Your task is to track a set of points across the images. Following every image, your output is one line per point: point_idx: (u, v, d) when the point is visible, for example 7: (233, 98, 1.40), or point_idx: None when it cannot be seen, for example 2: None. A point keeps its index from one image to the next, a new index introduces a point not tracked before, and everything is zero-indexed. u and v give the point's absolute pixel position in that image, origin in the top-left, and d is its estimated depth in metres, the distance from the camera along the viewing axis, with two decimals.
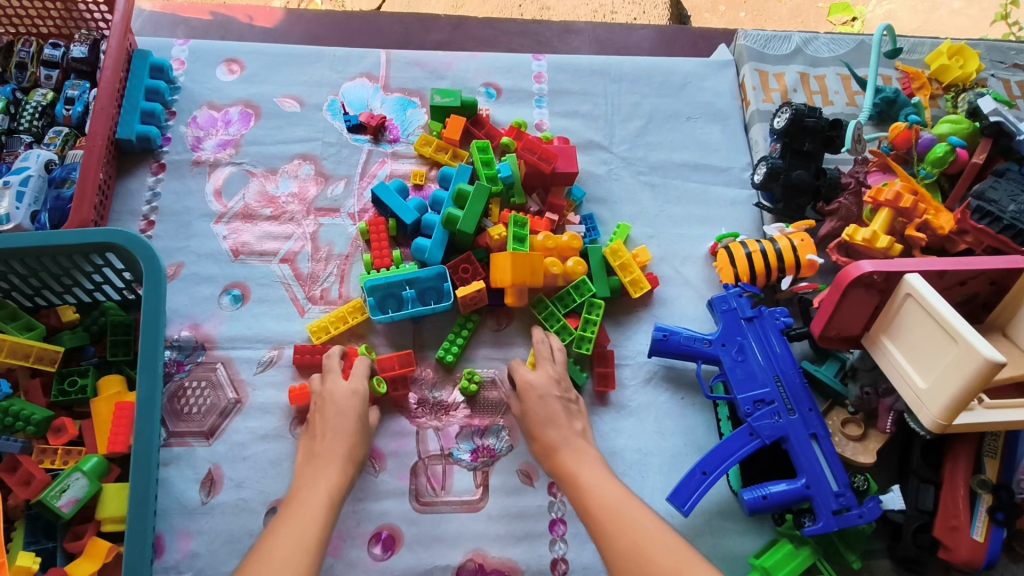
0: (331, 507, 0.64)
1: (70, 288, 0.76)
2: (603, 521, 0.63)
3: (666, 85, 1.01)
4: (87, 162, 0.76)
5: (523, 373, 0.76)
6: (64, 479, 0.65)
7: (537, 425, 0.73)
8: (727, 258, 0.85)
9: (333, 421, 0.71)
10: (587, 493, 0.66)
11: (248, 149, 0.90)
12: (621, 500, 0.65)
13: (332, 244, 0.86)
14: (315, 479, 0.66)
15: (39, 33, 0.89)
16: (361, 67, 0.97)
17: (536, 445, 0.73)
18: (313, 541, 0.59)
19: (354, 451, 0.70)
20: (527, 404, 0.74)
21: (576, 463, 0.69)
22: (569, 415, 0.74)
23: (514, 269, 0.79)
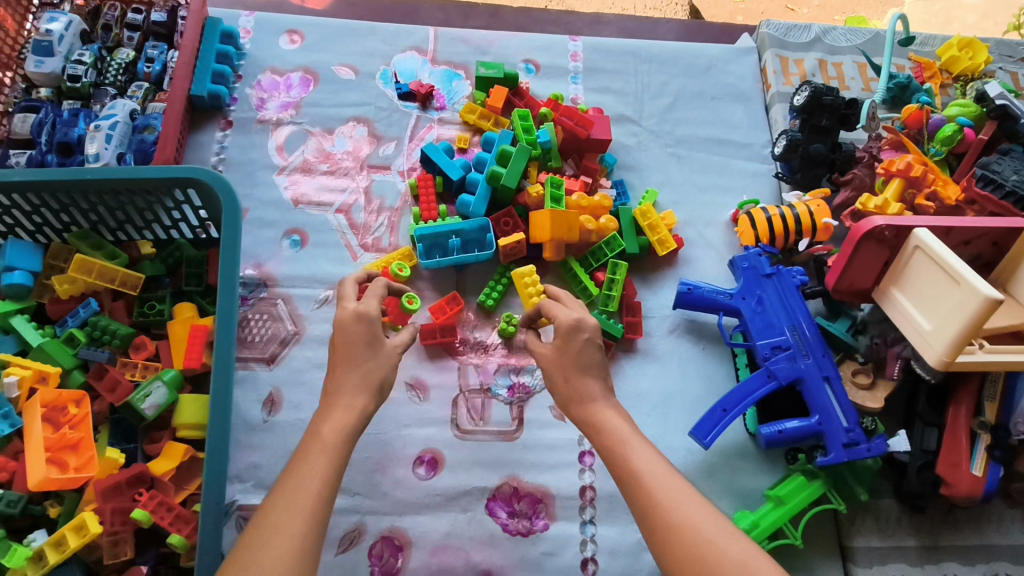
0: (338, 453, 0.60)
1: (150, 224, 0.83)
2: (644, 485, 0.59)
3: (693, 67, 1.08)
4: (171, 113, 0.84)
5: (565, 314, 0.72)
6: (147, 385, 0.73)
7: (573, 371, 0.69)
8: (748, 222, 0.91)
9: (344, 351, 0.67)
10: (624, 451, 0.63)
11: (307, 110, 0.97)
12: (664, 465, 0.61)
13: (383, 197, 0.93)
14: (321, 424, 0.62)
15: None
16: (411, 41, 1.04)
17: (560, 391, 0.69)
18: (313, 503, 0.55)
19: (373, 385, 0.66)
20: (570, 341, 0.70)
21: (611, 418, 0.66)
22: (602, 365, 0.70)
23: (552, 225, 0.86)
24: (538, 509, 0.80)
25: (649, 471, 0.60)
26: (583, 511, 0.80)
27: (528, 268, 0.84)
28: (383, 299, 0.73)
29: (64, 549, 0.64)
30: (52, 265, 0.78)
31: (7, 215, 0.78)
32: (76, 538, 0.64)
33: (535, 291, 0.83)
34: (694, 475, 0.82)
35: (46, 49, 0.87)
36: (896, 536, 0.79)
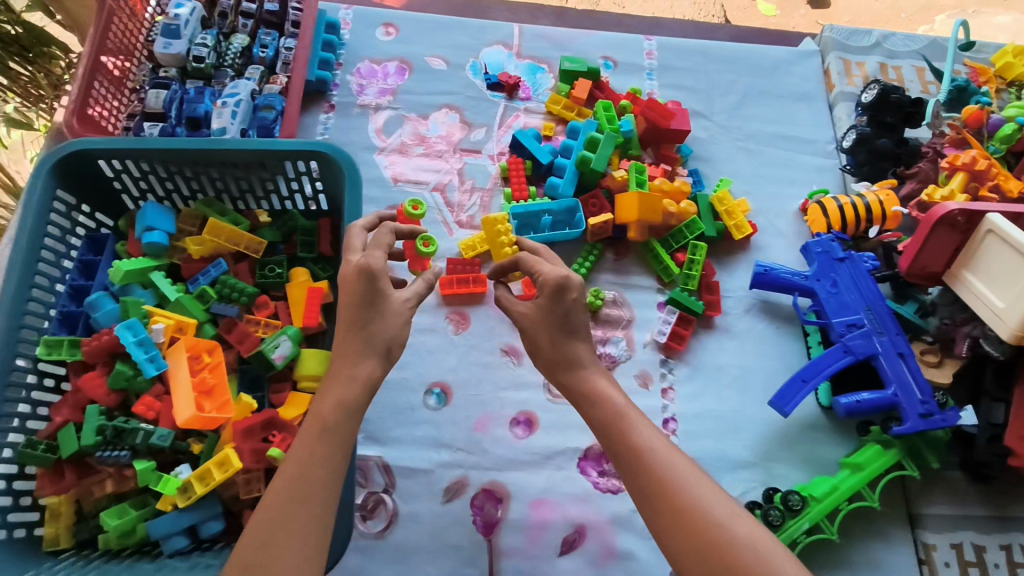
0: (338, 431, 0.61)
1: (269, 195, 0.90)
2: (645, 461, 0.61)
3: (760, 67, 1.13)
4: (296, 95, 0.91)
5: (552, 271, 0.72)
6: (275, 337, 0.78)
7: (559, 335, 0.71)
8: (820, 210, 0.97)
9: (347, 315, 0.67)
10: (622, 428, 0.65)
11: (403, 97, 1.03)
12: (663, 443, 0.63)
13: (474, 179, 0.99)
14: (323, 398, 0.63)
15: None
16: (497, 36, 1.10)
17: (546, 354, 0.72)
18: (320, 487, 0.57)
19: (380, 347, 0.66)
20: (560, 301, 0.71)
21: (608, 390, 0.68)
22: (587, 327, 0.72)
23: (639, 207, 0.91)
24: None
25: (649, 449, 0.62)
26: None
27: (500, 216, 0.87)
28: (390, 248, 0.71)
29: (208, 482, 0.70)
30: (184, 227, 0.85)
31: (143, 180, 0.86)
32: (219, 472, 0.71)
33: (507, 240, 0.86)
34: (771, 443, 0.88)
35: (173, 33, 0.94)
36: (964, 505, 0.84)
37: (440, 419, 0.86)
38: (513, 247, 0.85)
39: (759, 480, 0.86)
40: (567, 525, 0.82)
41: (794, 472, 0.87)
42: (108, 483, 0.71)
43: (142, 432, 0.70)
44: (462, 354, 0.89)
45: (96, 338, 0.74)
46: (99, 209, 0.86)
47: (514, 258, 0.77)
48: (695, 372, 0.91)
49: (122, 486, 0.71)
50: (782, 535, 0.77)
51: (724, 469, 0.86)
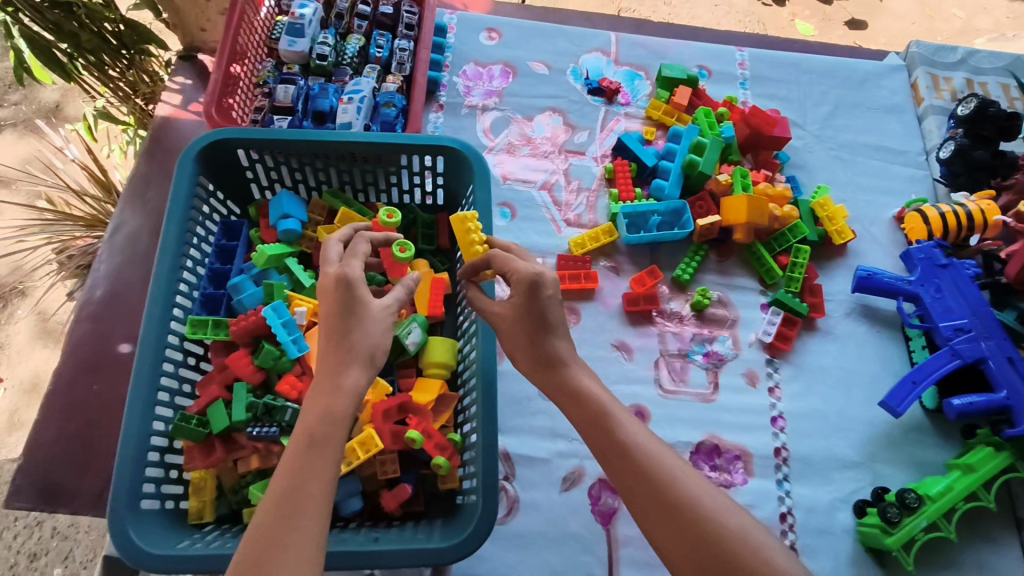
0: (326, 441, 0.54)
1: (389, 188, 0.93)
2: (637, 460, 0.56)
3: (849, 80, 1.16)
4: (419, 94, 0.94)
5: (526, 267, 0.66)
6: (408, 324, 0.81)
7: (536, 333, 0.65)
8: (919, 218, 0.99)
9: (329, 326, 0.62)
10: (608, 427, 0.59)
11: (509, 99, 1.06)
12: (651, 439, 0.58)
13: (580, 179, 1.02)
14: (307, 409, 0.57)
15: None
16: (595, 43, 1.13)
17: (526, 354, 0.65)
18: (312, 502, 0.50)
19: (363, 355, 0.60)
20: (535, 297, 0.64)
21: (590, 386, 0.63)
22: (566, 323, 0.66)
23: (749, 209, 0.93)
24: (737, 465, 0.86)
25: (639, 446, 0.57)
26: (778, 470, 0.87)
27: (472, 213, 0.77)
28: (366, 257, 0.67)
29: (352, 462, 0.73)
30: (313, 216, 0.89)
31: (275, 170, 0.89)
32: (362, 451, 0.74)
33: (479, 240, 0.76)
34: (876, 444, 0.90)
35: (298, 31, 0.98)
36: None
37: (555, 409, 0.88)
38: (485, 247, 0.76)
39: (867, 480, 0.87)
40: None
41: (900, 473, 0.88)
42: (254, 459, 0.74)
43: (290, 409, 0.75)
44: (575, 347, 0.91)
45: (244, 319, 0.78)
46: (229, 197, 0.89)
47: (485, 255, 0.71)
48: (801, 372, 0.93)
49: (267, 462, 0.74)
50: (900, 532, 0.79)
51: (832, 468, 0.88)
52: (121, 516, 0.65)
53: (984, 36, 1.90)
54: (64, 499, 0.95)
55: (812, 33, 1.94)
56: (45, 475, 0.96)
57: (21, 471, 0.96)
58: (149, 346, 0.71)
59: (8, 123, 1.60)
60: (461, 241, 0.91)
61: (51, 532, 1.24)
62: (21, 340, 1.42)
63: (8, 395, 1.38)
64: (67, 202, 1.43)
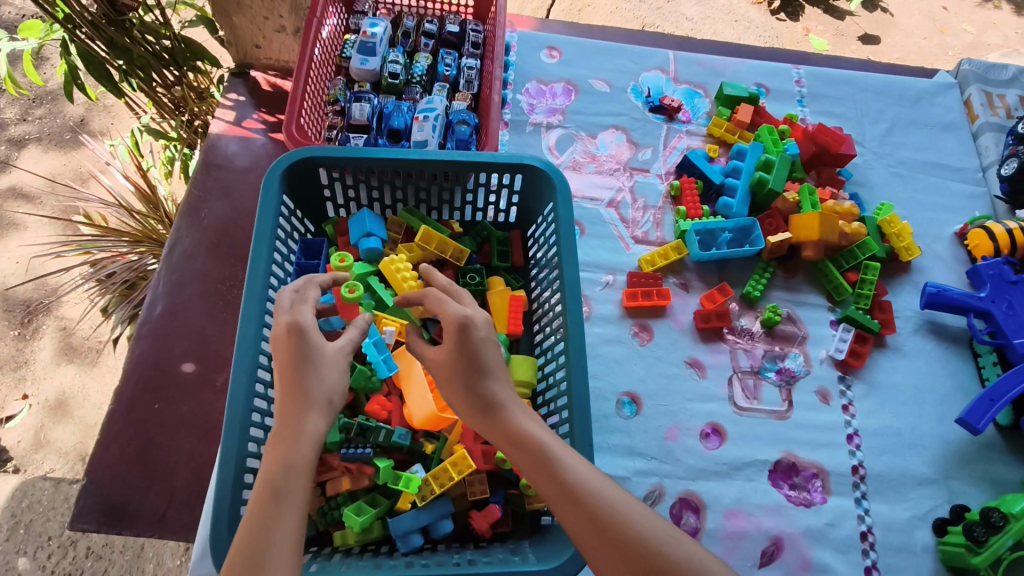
0: (288, 488, 0.53)
1: (465, 206, 0.94)
2: (581, 499, 0.54)
3: (904, 98, 1.18)
4: (493, 112, 0.95)
5: (455, 309, 0.66)
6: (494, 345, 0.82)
7: (473, 375, 0.63)
8: (985, 235, 1.00)
9: (283, 375, 0.61)
10: (551, 466, 0.56)
11: (572, 117, 1.09)
12: (595, 473, 0.56)
13: (646, 197, 1.03)
14: (266, 460, 0.56)
15: (420, 14, 1.12)
16: (654, 62, 1.17)
17: (465, 402, 0.63)
18: (278, 553, 0.49)
19: (321, 400, 0.60)
20: (467, 338, 0.63)
21: (528, 427, 0.60)
22: (501, 363, 0.65)
23: (820, 226, 0.94)
24: (816, 483, 0.86)
25: (582, 484, 0.55)
26: (857, 488, 0.86)
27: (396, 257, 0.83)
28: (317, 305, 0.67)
29: (444, 482, 0.71)
30: (392, 234, 0.89)
31: (353, 188, 0.90)
32: (455, 471, 0.71)
33: (410, 276, 0.83)
34: (951, 461, 0.89)
35: (370, 50, 1.00)
36: None
37: (633, 427, 0.87)
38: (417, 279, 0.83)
39: (944, 497, 0.87)
40: (764, 537, 0.82)
41: (976, 490, 0.88)
42: (345, 480, 0.70)
43: (384, 430, 0.72)
44: (649, 364, 0.91)
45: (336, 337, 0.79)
46: (306, 215, 0.89)
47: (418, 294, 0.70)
48: (873, 389, 0.93)
49: (358, 483, 0.70)
50: (987, 551, 0.79)
51: (908, 485, 0.87)
52: (225, 542, 0.63)
53: (997, 51, 1.93)
54: (128, 522, 0.88)
55: (825, 49, 1.96)
56: (102, 497, 0.89)
57: (82, 494, 0.89)
58: (244, 366, 0.70)
59: (36, 138, 1.60)
60: (537, 259, 0.92)
61: (85, 552, 1.22)
62: (46, 357, 1.39)
63: (35, 411, 1.34)
64: (103, 216, 1.40)
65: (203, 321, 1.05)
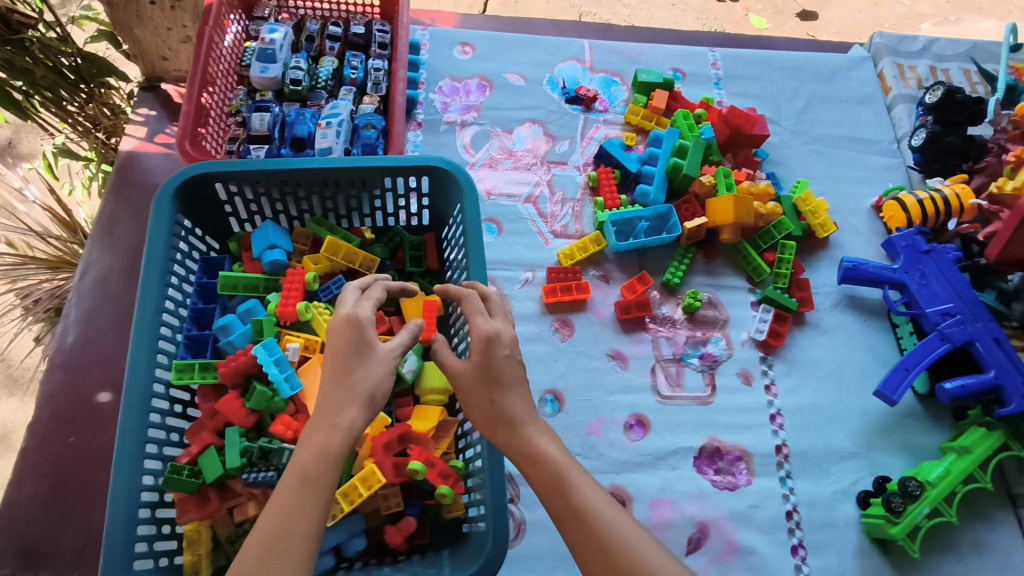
0: (318, 480, 0.53)
1: (374, 212, 0.92)
2: (592, 526, 0.55)
3: (819, 74, 1.19)
4: (396, 115, 0.93)
5: (484, 323, 0.66)
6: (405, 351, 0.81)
7: (496, 389, 0.63)
8: (897, 206, 1.02)
9: (332, 364, 0.60)
10: (566, 490, 0.57)
11: (487, 113, 1.07)
12: (607, 502, 0.57)
13: (564, 190, 1.02)
14: (300, 448, 0.56)
15: (326, 17, 1.09)
16: (569, 52, 1.15)
17: (483, 415, 0.63)
18: (298, 541, 0.50)
19: (363, 395, 0.59)
20: (491, 356, 0.64)
21: (548, 447, 0.60)
22: (523, 381, 0.65)
23: (735, 210, 0.95)
24: (740, 466, 0.86)
25: (595, 511, 0.55)
26: (780, 468, 0.87)
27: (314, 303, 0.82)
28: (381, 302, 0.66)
29: (354, 500, 0.69)
30: (297, 245, 0.87)
31: (254, 202, 0.87)
32: (365, 487, 0.70)
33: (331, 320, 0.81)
34: (872, 433, 0.90)
35: (270, 57, 0.98)
36: None
37: (556, 425, 0.86)
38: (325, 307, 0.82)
39: (866, 470, 0.88)
40: (689, 524, 0.82)
41: (898, 460, 0.89)
42: (251, 505, 0.70)
43: (288, 451, 0.71)
44: (571, 360, 0.91)
45: (232, 359, 0.74)
46: (209, 232, 0.87)
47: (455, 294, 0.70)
48: (794, 368, 0.94)
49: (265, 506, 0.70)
50: (904, 520, 0.80)
51: (831, 461, 0.88)
52: None
53: (930, 21, 1.95)
54: (44, 562, 0.85)
55: (764, 26, 1.96)
56: (16, 538, 0.86)
57: None
58: (136, 395, 0.68)
59: None
60: (451, 261, 0.90)
61: None
62: None
63: None
64: (25, 242, 1.35)
65: (119, 347, 1.01)
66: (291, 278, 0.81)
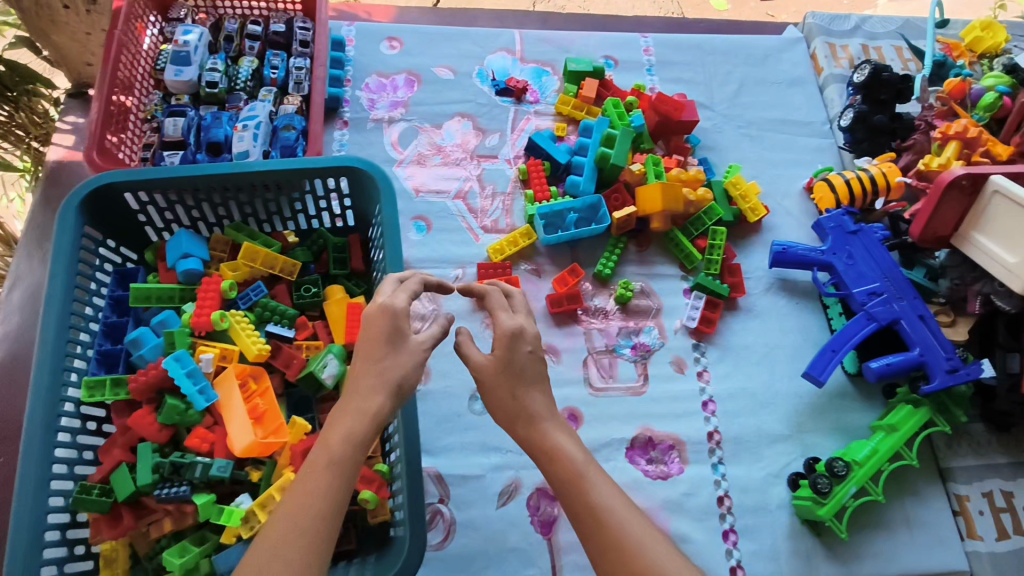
0: (344, 463, 0.57)
1: (296, 215, 0.90)
2: (605, 523, 0.58)
3: (752, 57, 1.19)
4: (316, 115, 0.91)
5: (507, 320, 0.68)
6: (323, 357, 0.78)
7: (518, 385, 0.66)
8: (827, 187, 1.02)
9: (362, 350, 0.63)
10: (583, 486, 0.60)
11: (415, 109, 1.06)
12: (621, 500, 0.60)
13: (495, 184, 1.01)
14: (329, 432, 0.59)
15: (246, 16, 1.06)
16: (499, 43, 1.14)
17: (503, 410, 0.66)
18: (322, 518, 0.54)
19: (391, 383, 0.61)
20: (514, 353, 0.67)
21: (566, 444, 0.64)
22: (544, 378, 0.68)
23: (663, 197, 0.94)
24: (672, 455, 0.87)
25: (609, 509, 0.59)
26: (712, 454, 0.87)
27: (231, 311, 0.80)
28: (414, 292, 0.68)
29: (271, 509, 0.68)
30: (215, 253, 0.85)
31: (169, 210, 0.85)
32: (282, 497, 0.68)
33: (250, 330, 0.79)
34: (804, 415, 0.91)
35: (184, 59, 0.95)
36: (989, 455, 0.90)
37: (487, 423, 0.86)
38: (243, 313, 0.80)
39: (797, 452, 0.89)
40: None
41: (829, 441, 0.90)
42: (166, 522, 0.69)
43: (200, 464, 0.69)
44: None
45: (143, 374, 0.72)
46: (123, 242, 0.84)
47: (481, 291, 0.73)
48: (726, 353, 0.94)
49: (181, 523, 0.69)
50: (831, 501, 0.80)
51: (762, 445, 0.89)
52: None
53: None
54: None
55: None
56: None
57: None
58: (40, 414, 0.66)
59: None
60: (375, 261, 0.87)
61: None
62: None
63: None
64: None
65: None
66: (204, 287, 0.79)
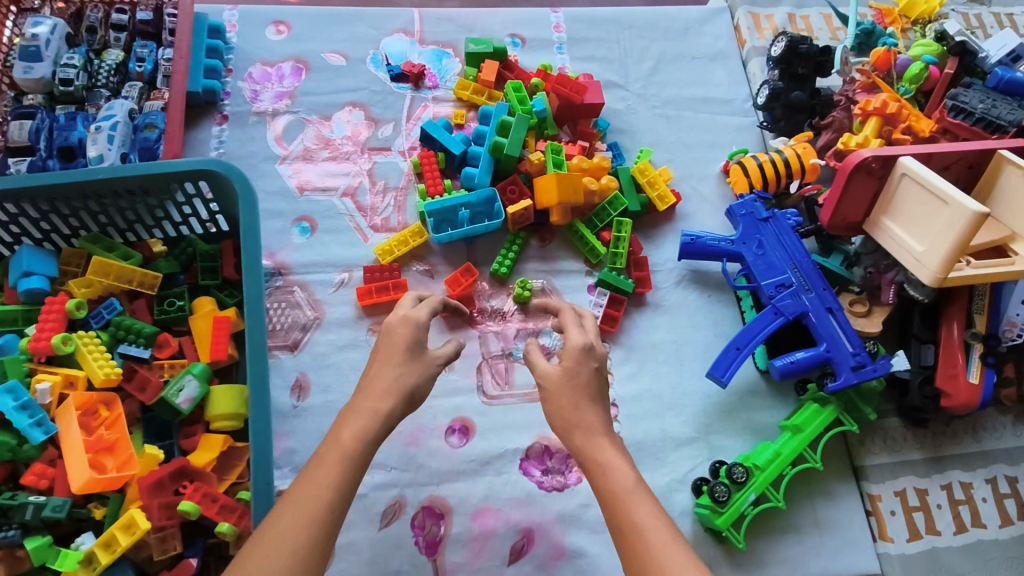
0: (354, 461, 0.55)
1: (160, 222, 0.83)
2: (644, 548, 0.51)
3: (670, 30, 1.11)
4: (176, 118, 0.86)
5: (575, 335, 0.64)
6: (179, 379, 0.73)
7: (580, 398, 0.61)
8: (740, 171, 0.95)
9: (386, 351, 0.63)
10: (625, 506, 0.54)
11: (302, 99, 0.98)
12: (669, 529, 0.52)
13: (387, 178, 0.95)
14: (345, 425, 0.57)
15: None
16: (397, 24, 1.06)
17: (559, 417, 0.60)
18: (322, 510, 0.51)
19: (405, 390, 0.60)
20: (582, 366, 0.62)
21: (616, 459, 0.57)
22: (606, 398, 0.63)
23: (559, 188, 0.88)
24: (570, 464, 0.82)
25: (648, 534, 0.51)
26: None
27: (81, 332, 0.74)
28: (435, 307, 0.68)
29: (115, 549, 0.64)
30: (68, 268, 0.79)
31: (14, 223, 0.77)
32: (126, 536, 0.64)
33: (101, 355, 0.73)
34: (712, 416, 0.86)
35: (34, 55, 0.87)
36: (904, 451, 0.86)
37: None
38: (94, 334, 0.75)
39: (703, 455, 0.84)
40: (513, 531, 0.78)
41: (737, 442, 0.85)
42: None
43: (31, 506, 0.64)
44: None
45: None
46: None
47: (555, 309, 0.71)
48: (631, 353, 0.89)
49: (15, 567, 0.63)
50: (729, 510, 0.76)
51: (666, 450, 0.84)
52: None
53: None
54: None
55: None
56: None
57: None
58: None
59: None
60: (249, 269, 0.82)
61: None
62: None
63: None
64: None
65: None
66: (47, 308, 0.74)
